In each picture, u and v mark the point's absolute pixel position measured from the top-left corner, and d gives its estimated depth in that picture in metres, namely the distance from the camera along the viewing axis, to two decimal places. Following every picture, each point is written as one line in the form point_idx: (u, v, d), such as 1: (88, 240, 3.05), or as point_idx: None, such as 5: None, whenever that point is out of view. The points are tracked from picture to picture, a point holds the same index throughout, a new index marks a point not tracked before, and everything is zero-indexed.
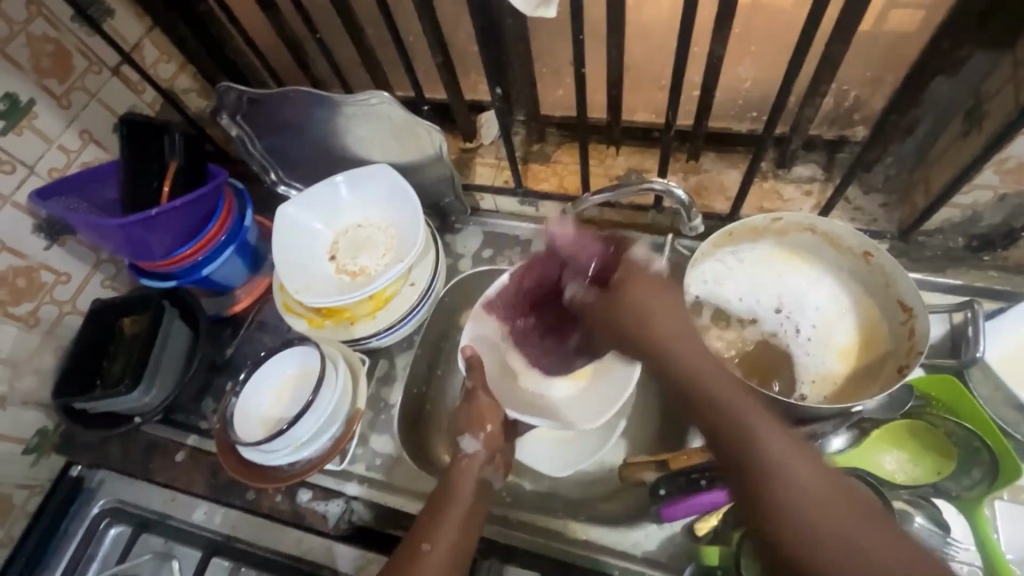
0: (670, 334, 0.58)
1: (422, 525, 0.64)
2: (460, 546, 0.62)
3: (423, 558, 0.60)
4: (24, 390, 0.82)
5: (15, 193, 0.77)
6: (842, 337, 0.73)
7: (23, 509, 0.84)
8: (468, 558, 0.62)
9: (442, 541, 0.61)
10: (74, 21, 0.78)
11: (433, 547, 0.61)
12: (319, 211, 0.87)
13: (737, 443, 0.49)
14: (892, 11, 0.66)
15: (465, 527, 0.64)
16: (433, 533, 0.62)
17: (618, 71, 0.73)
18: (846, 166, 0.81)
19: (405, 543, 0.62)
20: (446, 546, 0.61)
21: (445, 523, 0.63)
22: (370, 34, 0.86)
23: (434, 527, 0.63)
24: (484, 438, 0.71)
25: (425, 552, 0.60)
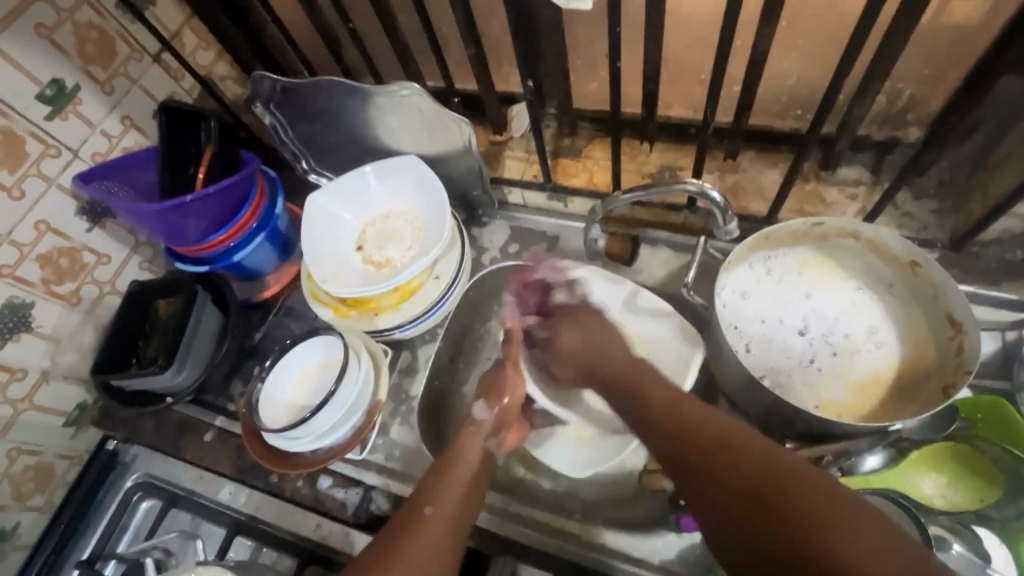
0: (634, 370, 0.65)
1: (425, 490, 0.63)
2: (462, 511, 0.62)
3: (425, 521, 0.59)
4: (66, 365, 0.86)
5: (60, 175, 0.79)
6: (867, 371, 0.68)
7: (64, 478, 0.88)
8: (470, 522, 0.62)
9: (445, 505, 0.62)
10: (118, 9, 0.80)
11: (437, 512, 0.61)
12: (347, 201, 0.87)
13: (706, 464, 0.52)
14: (956, 3, 0.61)
15: (468, 493, 0.64)
16: (435, 497, 0.62)
17: (656, 65, 0.70)
18: (895, 168, 0.76)
19: (410, 504, 0.62)
20: (448, 510, 0.61)
21: (450, 489, 0.64)
22: (402, 23, 0.85)
23: (438, 492, 0.63)
24: (500, 411, 0.73)
25: (429, 514, 0.60)
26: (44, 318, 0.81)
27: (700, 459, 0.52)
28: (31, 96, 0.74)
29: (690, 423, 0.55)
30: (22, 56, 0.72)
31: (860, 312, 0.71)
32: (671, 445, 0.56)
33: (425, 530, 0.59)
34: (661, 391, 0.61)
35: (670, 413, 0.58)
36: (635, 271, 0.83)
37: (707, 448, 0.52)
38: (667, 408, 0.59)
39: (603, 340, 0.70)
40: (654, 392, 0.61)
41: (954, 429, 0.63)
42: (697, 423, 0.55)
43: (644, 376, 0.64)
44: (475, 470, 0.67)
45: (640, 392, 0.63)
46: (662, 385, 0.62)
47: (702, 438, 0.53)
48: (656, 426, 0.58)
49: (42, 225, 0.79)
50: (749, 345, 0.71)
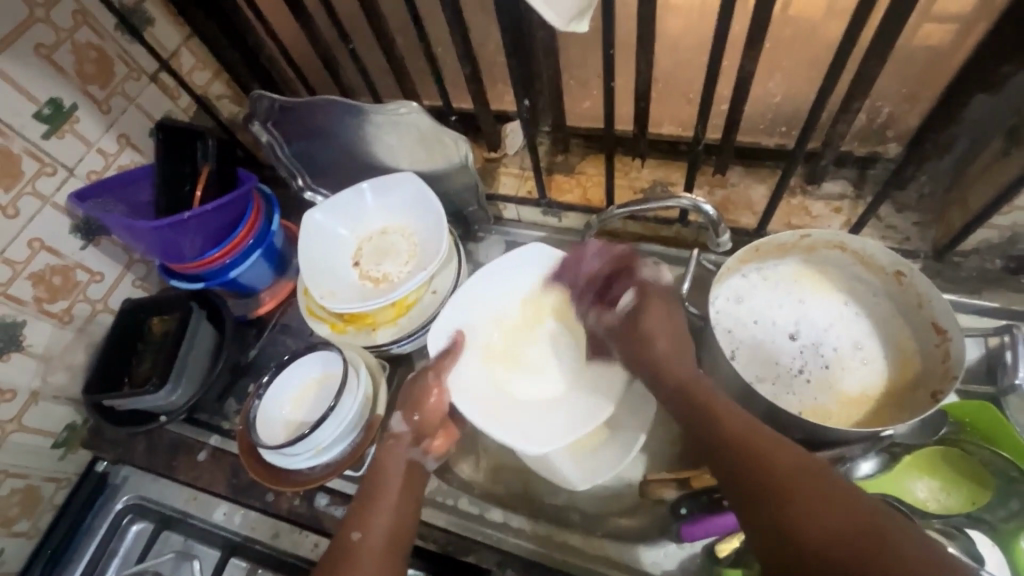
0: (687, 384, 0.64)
1: (356, 514, 0.66)
2: (393, 529, 0.65)
3: (355, 548, 0.63)
4: (55, 385, 0.84)
5: (55, 194, 0.79)
6: (854, 386, 0.69)
7: (51, 501, 0.86)
8: (404, 536, 0.65)
9: (372, 528, 0.65)
10: (117, 29, 0.81)
11: (364, 537, 0.64)
12: (345, 218, 0.88)
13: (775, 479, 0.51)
14: (931, 24, 0.65)
15: (398, 509, 0.67)
16: (362, 521, 0.65)
17: (647, 84, 0.73)
18: (877, 182, 0.79)
19: (341, 532, 0.65)
20: (377, 533, 0.64)
21: (378, 511, 0.66)
22: (399, 43, 0.87)
23: (367, 515, 0.66)
24: (420, 419, 0.74)
25: (357, 542, 0.63)
26: (35, 337, 0.80)
27: (786, 490, 0.50)
28: (29, 115, 0.74)
29: (769, 466, 0.52)
30: (21, 75, 0.73)
31: (847, 327, 0.72)
32: (746, 487, 0.53)
33: (356, 557, 0.62)
34: (738, 424, 0.57)
35: (743, 448, 0.54)
36: None
37: (835, 520, 0.47)
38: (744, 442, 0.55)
39: (667, 341, 0.68)
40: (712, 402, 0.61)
41: (944, 432, 0.65)
42: (779, 467, 0.52)
43: (710, 408, 0.60)
44: (400, 483, 0.69)
45: (710, 414, 0.59)
46: (735, 419, 0.57)
47: (778, 483, 0.51)
48: (727, 458, 0.55)
49: (36, 243, 0.78)
50: (747, 358, 0.71)
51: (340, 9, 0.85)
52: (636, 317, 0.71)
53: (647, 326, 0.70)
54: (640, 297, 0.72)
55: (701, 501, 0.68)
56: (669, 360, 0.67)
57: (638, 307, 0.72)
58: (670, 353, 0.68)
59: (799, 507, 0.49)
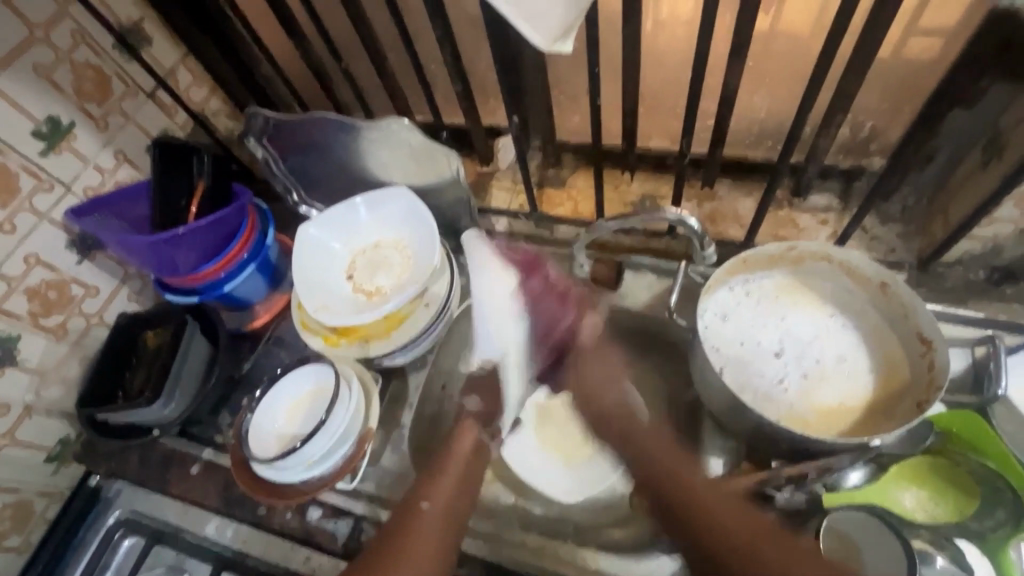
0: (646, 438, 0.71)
1: (423, 485, 0.71)
2: (455, 504, 0.69)
3: (422, 515, 0.67)
4: (49, 400, 0.84)
5: (52, 210, 0.80)
6: (832, 397, 0.70)
7: (42, 516, 0.86)
8: (463, 514, 0.69)
9: (438, 501, 0.69)
10: (115, 48, 0.82)
11: (430, 506, 0.68)
12: (338, 232, 0.89)
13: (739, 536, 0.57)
14: (914, 38, 0.65)
15: (460, 489, 0.71)
16: (431, 492, 0.69)
17: (634, 99, 0.74)
18: (862, 195, 0.81)
19: (404, 502, 0.69)
20: (441, 505, 0.68)
21: (443, 484, 0.71)
22: (392, 60, 0.89)
23: (433, 487, 0.70)
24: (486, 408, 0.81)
25: (424, 509, 0.68)
26: (30, 351, 0.81)
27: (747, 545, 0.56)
28: (27, 132, 0.76)
29: (747, 547, 0.56)
30: (20, 94, 0.74)
31: (831, 339, 0.73)
32: (723, 569, 0.57)
33: (419, 523, 0.66)
34: (723, 506, 0.60)
35: (727, 533, 0.58)
36: (620, 296, 0.85)
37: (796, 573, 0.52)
38: (727, 524, 0.58)
39: (613, 387, 0.77)
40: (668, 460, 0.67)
41: (930, 442, 0.66)
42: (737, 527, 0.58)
43: (696, 487, 0.63)
44: (462, 470, 0.73)
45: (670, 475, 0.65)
46: (728, 504, 0.60)
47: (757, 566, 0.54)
48: (707, 542, 0.59)
49: (32, 258, 0.79)
50: (735, 371, 0.72)
51: (333, 28, 0.86)
52: (582, 365, 0.79)
53: (593, 379, 0.78)
54: (591, 348, 0.80)
55: None
56: (626, 413, 0.75)
57: (581, 356, 0.80)
58: (619, 402, 0.76)
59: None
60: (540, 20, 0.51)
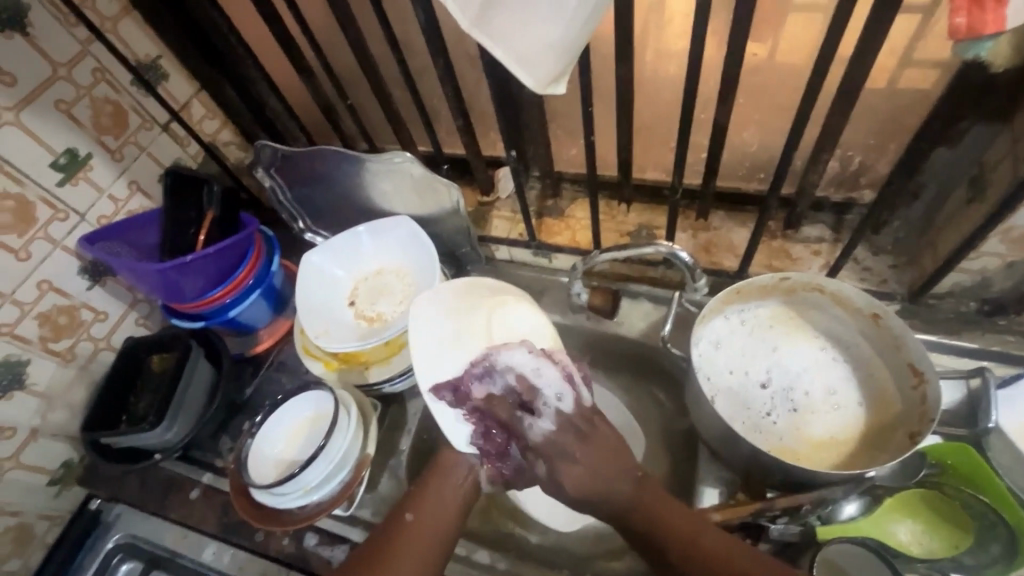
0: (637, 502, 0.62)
1: (410, 496, 0.68)
2: (442, 525, 0.66)
3: (407, 530, 0.65)
4: (55, 423, 0.86)
5: (66, 237, 0.83)
6: (821, 429, 0.71)
7: (42, 539, 0.87)
8: (451, 533, 0.67)
9: (426, 515, 0.66)
10: (132, 84, 0.86)
11: (417, 519, 0.66)
12: (340, 259, 0.91)
13: None
14: (898, 73, 0.67)
15: (451, 505, 0.67)
16: (419, 505, 0.67)
17: (628, 134, 0.77)
18: (854, 227, 0.83)
19: (392, 513, 0.67)
20: (429, 519, 0.66)
21: (431, 495, 0.68)
22: (396, 95, 0.93)
23: (420, 499, 0.67)
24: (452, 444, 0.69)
25: (409, 522, 0.66)
26: (38, 375, 0.83)
27: None
28: (45, 165, 0.79)
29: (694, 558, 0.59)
30: (41, 128, 0.78)
31: (821, 372, 0.74)
32: None
33: (407, 537, 0.65)
34: (672, 511, 0.62)
35: (683, 541, 0.60)
36: (616, 324, 0.85)
37: None
38: (682, 532, 0.60)
39: (591, 481, 0.62)
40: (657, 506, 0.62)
41: (924, 475, 0.67)
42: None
43: (646, 503, 0.62)
44: (452, 493, 0.68)
45: (655, 521, 0.61)
46: (667, 502, 0.62)
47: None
48: (667, 554, 0.60)
49: (45, 284, 0.81)
50: (725, 400, 0.73)
51: (341, 67, 0.91)
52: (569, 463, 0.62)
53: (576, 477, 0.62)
54: (551, 448, 0.63)
55: None
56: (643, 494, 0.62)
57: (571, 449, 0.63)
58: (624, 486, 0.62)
59: None
60: (533, 65, 0.53)
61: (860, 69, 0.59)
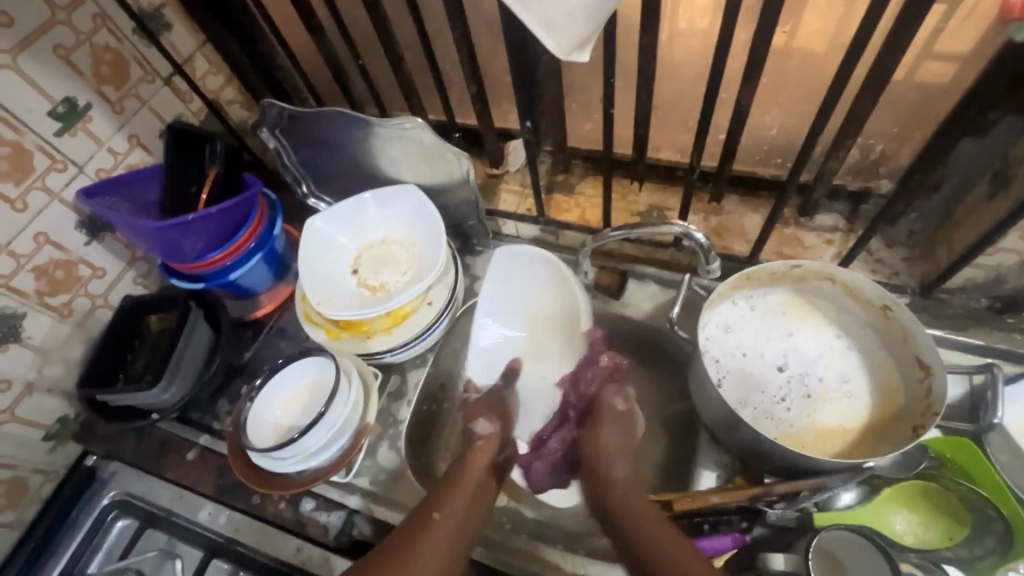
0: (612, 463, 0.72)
1: (432, 496, 0.69)
2: (467, 520, 0.67)
3: (433, 527, 0.65)
4: (51, 378, 0.85)
5: (64, 189, 0.81)
6: (832, 418, 0.71)
7: (37, 493, 0.86)
8: (473, 532, 0.67)
9: (450, 511, 0.67)
10: (134, 33, 0.83)
11: (443, 517, 0.66)
12: (345, 225, 0.90)
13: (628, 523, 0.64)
14: (928, 60, 0.65)
15: (475, 497, 0.70)
16: (443, 503, 0.68)
17: (647, 113, 0.75)
18: (869, 218, 0.82)
19: (418, 512, 0.68)
20: (455, 514, 0.67)
21: (456, 493, 0.69)
22: (408, 60, 0.90)
23: (444, 498, 0.69)
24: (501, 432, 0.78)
25: (437, 520, 0.66)
26: (34, 329, 0.81)
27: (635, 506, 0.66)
28: (43, 113, 0.76)
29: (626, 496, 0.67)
30: (38, 73, 0.74)
31: (835, 359, 0.74)
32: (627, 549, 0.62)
33: (432, 532, 0.65)
34: (627, 479, 0.70)
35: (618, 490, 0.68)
36: (622, 305, 0.84)
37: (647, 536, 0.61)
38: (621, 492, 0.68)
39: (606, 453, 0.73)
40: (608, 459, 0.72)
41: (922, 468, 0.66)
42: (636, 510, 0.65)
43: (615, 463, 0.71)
44: (476, 487, 0.71)
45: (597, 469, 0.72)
46: (630, 481, 0.69)
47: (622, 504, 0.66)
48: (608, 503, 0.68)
49: (41, 237, 0.79)
50: (736, 385, 0.73)
51: (354, 25, 0.87)
52: (596, 430, 0.76)
53: (605, 443, 0.74)
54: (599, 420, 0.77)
55: (681, 524, 0.68)
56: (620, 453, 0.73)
57: (598, 420, 0.77)
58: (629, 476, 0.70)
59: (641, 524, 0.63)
60: (558, 29, 0.51)
61: (894, 53, 0.57)
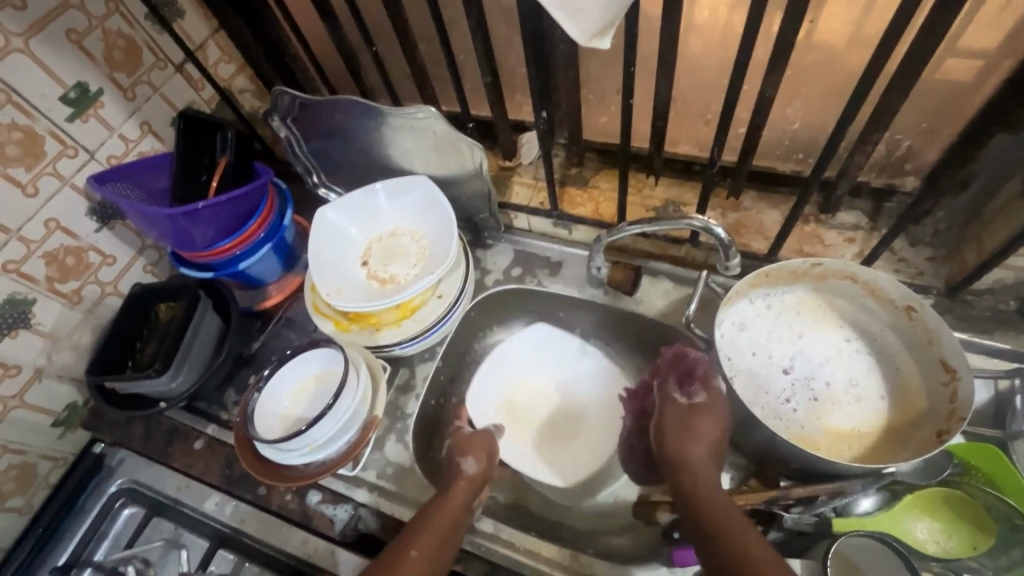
0: (694, 450, 0.63)
1: (410, 530, 0.63)
2: (441, 562, 0.61)
3: (408, 566, 0.59)
4: (60, 364, 0.85)
5: (75, 175, 0.80)
6: (842, 421, 0.69)
7: (46, 479, 0.87)
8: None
9: (427, 549, 0.61)
10: (147, 19, 0.82)
11: (420, 555, 0.60)
12: (356, 216, 0.89)
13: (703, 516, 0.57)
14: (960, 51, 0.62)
15: (446, 539, 0.63)
16: (423, 540, 0.62)
17: (666, 104, 0.73)
18: (892, 216, 0.79)
19: (392, 548, 0.62)
20: (429, 555, 0.61)
21: (433, 529, 0.63)
22: (423, 49, 0.89)
23: (421, 534, 0.63)
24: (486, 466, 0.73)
25: (412, 558, 0.60)
26: (44, 315, 0.81)
27: (715, 499, 0.59)
28: (55, 98, 0.76)
29: (705, 485, 0.60)
30: (50, 58, 0.74)
31: (843, 362, 0.72)
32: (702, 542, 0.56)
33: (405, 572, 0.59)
34: (707, 467, 0.62)
35: (695, 479, 0.61)
36: (635, 302, 0.83)
37: (723, 538, 0.54)
38: (700, 484, 0.61)
39: (685, 438, 0.64)
40: (684, 443, 0.64)
41: (947, 475, 0.65)
42: (716, 507, 0.58)
43: (693, 447, 0.63)
44: (455, 525, 0.65)
45: (676, 450, 0.64)
46: (708, 471, 0.62)
47: (700, 496, 0.59)
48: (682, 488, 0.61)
49: (52, 223, 0.79)
50: (745, 386, 0.71)
51: (367, 13, 0.86)
52: (693, 414, 0.66)
53: (697, 430, 0.64)
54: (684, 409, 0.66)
55: None
56: (710, 441, 0.64)
57: (696, 404, 0.66)
58: (708, 465, 0.62)
59: (720, 524, 0.56)
60: (579, 13, 0.49)
61: (930, 42, 0.54)
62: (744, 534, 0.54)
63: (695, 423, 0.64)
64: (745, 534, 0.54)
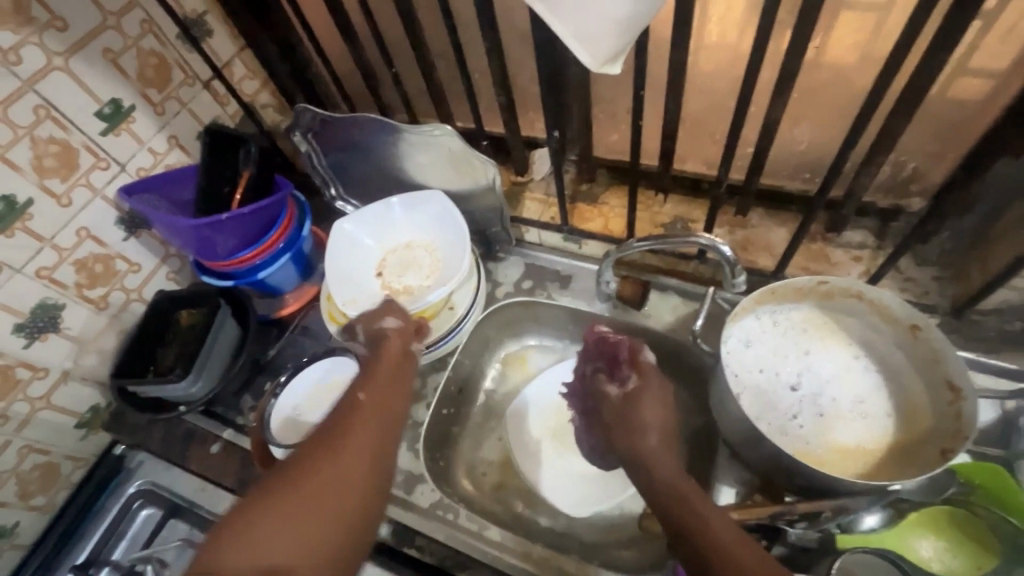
0: (647, 440, 0.64)
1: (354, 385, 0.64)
2: (391, 394, 0.63)
3: (360, 404, 0.60)
4: (86, 367, 0.88)
5: (106, 186, 0.84)
6: (849, 438, 0.70)
7: (69, 479, 0.89)
8: (400, 409, 0.62)
9: (374, 391, 0.62)
10: (179, 39, 0.86)
11: (367, 396, 0.61)
12: (372, 229, 0.92)
13: (670, 510, 0.58)
14: (965, 76, 0.64)
15: (394, 376, 0.66)
16: (366, 384, 0.63)
17: (675, 123, 0.75)
18: (898, 235, 0.81)
19: (343, 397, 0.62)
20: (376, 394, 0.61)
21: (376, 378, 0.64)
22: (441, 69, 0.92)
23: (369, 380, 0.64)
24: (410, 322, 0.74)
25: (362, 399, 0.60)
26: (73, 320, 0.84)
27: (677, 488, 0.59)
28: (91, 113, 0.79)
29: (665, 473, 0.61)
30: (88, 75, 0.78)
31: (849, 379, 0.73)
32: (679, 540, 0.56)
33: (359, 412, 0.58)
34: (661, 454, 0.63)
35: (655, 470, 0.61)
36: (643, 316, 0.84)
37: (692, 529, 0.55)
38: (665, 475, 0.61)
39: (633, 427, 0.66)
40: (635, 436, 0.65)
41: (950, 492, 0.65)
42: (679, 497, 0.58)
43: (641, 437, 0.64)
44: (396, 366, 0.67)
45: (629, 443, 0.65)
46: (663, 456, 0.62)
47: (663, 488, 0.59)
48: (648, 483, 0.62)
49: (83, 232, 0.83)
50: (754, 401, 0.72)
51: (388, 34, 0.90)
52: (633, 401, 0.67)
53: (641, 416, 0.66)
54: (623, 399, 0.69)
55: None
56: (656, 426, 0.65)
57: (636, 390, 0.68)
58: (663, 451, 0.63)
59: (686, 514, 0.56)
60: (593, 41, 0.52)
61: (932, 68, 0.56)
62: (712, 521, 0.54)
63: (635, 413, 0.66)
64: (711, 521, 0.54)
